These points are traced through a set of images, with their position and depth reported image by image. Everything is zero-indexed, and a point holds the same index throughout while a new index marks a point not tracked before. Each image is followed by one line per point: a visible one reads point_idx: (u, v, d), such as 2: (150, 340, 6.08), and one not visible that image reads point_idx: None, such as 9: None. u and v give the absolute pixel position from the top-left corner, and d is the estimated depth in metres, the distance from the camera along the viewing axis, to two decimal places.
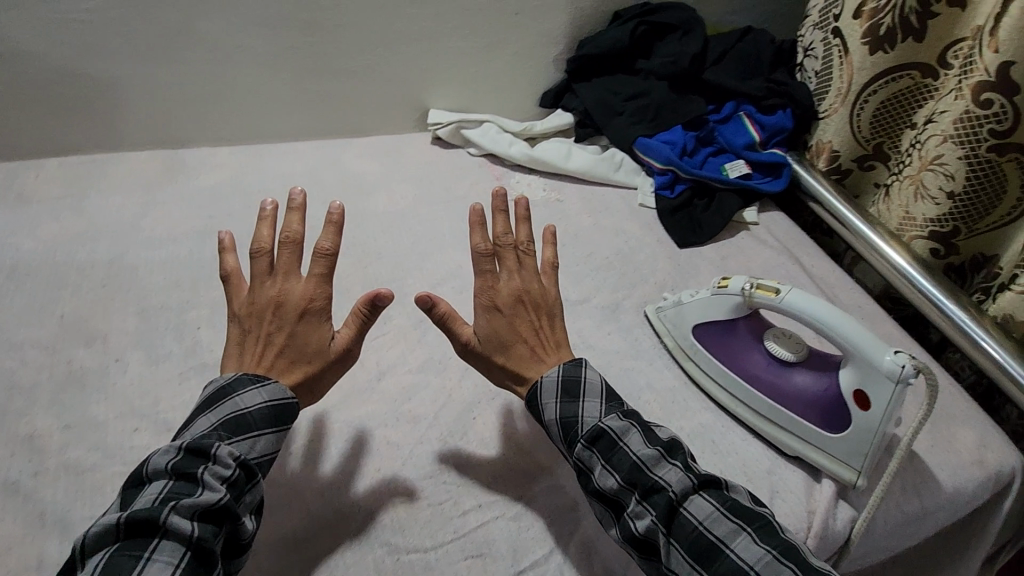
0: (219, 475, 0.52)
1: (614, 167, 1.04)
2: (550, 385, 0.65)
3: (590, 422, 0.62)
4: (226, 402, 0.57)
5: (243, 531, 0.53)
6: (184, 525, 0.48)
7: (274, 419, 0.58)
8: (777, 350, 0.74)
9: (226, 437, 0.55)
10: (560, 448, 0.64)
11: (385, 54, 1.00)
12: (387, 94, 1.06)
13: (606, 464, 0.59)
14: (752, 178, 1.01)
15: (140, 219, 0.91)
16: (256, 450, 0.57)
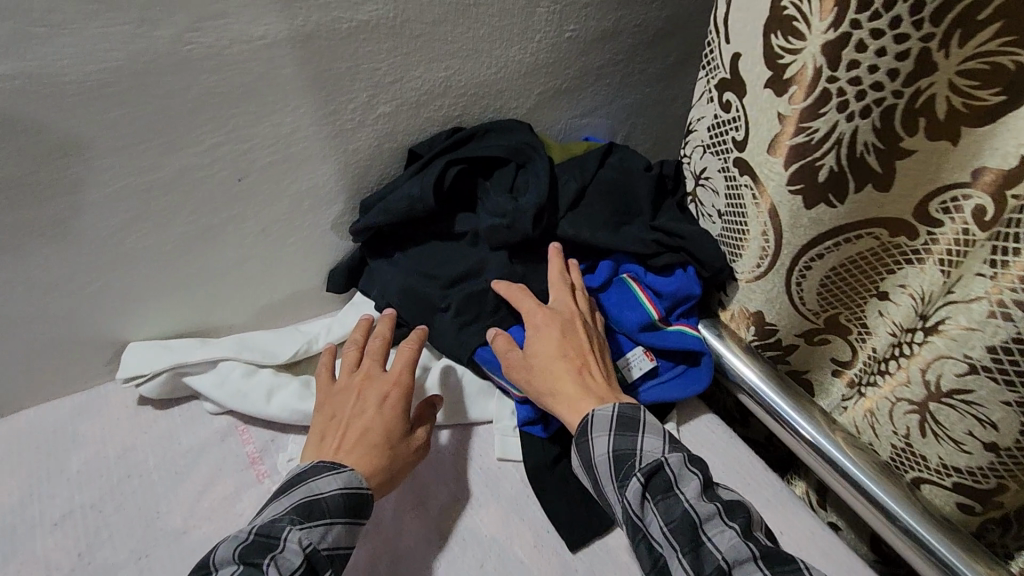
0: (282, 567, 0.46)
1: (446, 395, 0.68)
2: (601, 418, 0.57)
3: (649, 456, 0.54)
4: (305, 488, 0.52)
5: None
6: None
7: (348, 510, 0.52)
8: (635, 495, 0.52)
9: (299, 523, 0.49)
10: (608, 490, 0.55)
11: (86, 258, 0.61)
12: (39, 351, 0.64)
13: (655, 509, 0.51)
14: (656, 375, 0.69)
15: None
16: (327, 540, 0.50)
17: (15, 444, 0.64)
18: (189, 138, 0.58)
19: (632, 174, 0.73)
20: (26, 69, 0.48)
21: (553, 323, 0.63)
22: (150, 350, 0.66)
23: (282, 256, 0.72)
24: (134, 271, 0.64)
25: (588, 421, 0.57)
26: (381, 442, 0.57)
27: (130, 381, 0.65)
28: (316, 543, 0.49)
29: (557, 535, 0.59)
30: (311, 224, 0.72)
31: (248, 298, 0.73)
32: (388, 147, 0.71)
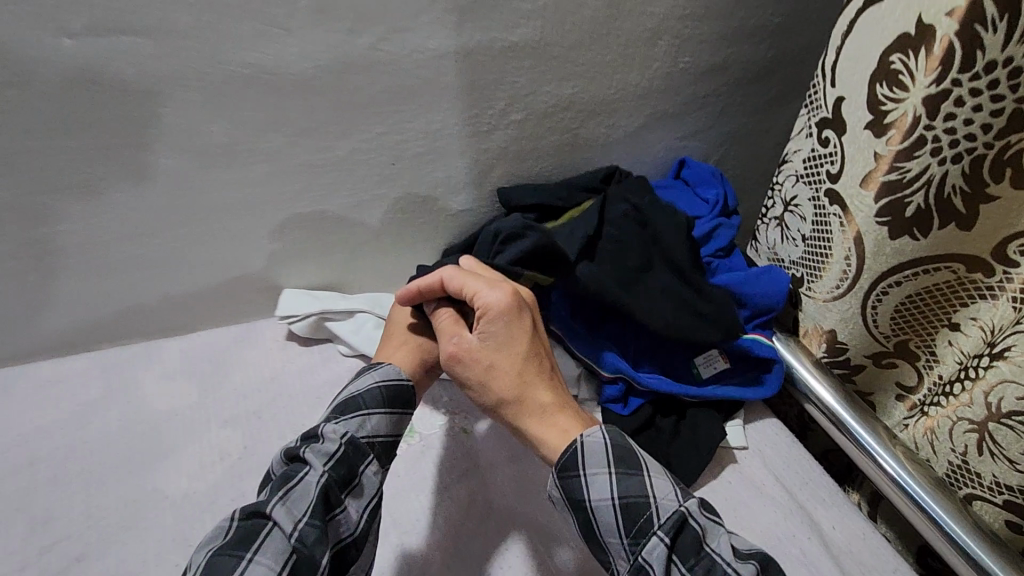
0: (321, 453, 0.55)
1: None
2: (592, 443, 0.58)
3: (667, 507, 0.54)
4: (343, 393, 0.62)
5: (347, 517, 0.55)
6: (287, 522, 0.50)
7: (386, 402, 0.62)
8: (657, 557, 0.52)
9: (337, 417, 0.59)
10: (609, 541, 0.55)
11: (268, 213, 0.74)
12: (212, 286, 0.77)
13: (684, 573, 0.52)
14: (728, 376, 0.76)
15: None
16: (367, 427, 0.60)
17: (188, 359, 0.77)
18: (363, 124, 0.70)
19: (653, 221, 0.77)
20: (261, 60, 0.61)
21: (519, 315, 0.63)
22: (305, 296, 0.79)
23: (409, 231, 0.84)
24: (297, 229, 0.77)
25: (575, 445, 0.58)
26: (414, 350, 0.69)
27: (287, 321, 0.78)
28: (355, 430, 0.59)
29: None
30: (438, 207, 0.83)
31: (376, 264, 0.85)
32: (513, 148, 0.81)
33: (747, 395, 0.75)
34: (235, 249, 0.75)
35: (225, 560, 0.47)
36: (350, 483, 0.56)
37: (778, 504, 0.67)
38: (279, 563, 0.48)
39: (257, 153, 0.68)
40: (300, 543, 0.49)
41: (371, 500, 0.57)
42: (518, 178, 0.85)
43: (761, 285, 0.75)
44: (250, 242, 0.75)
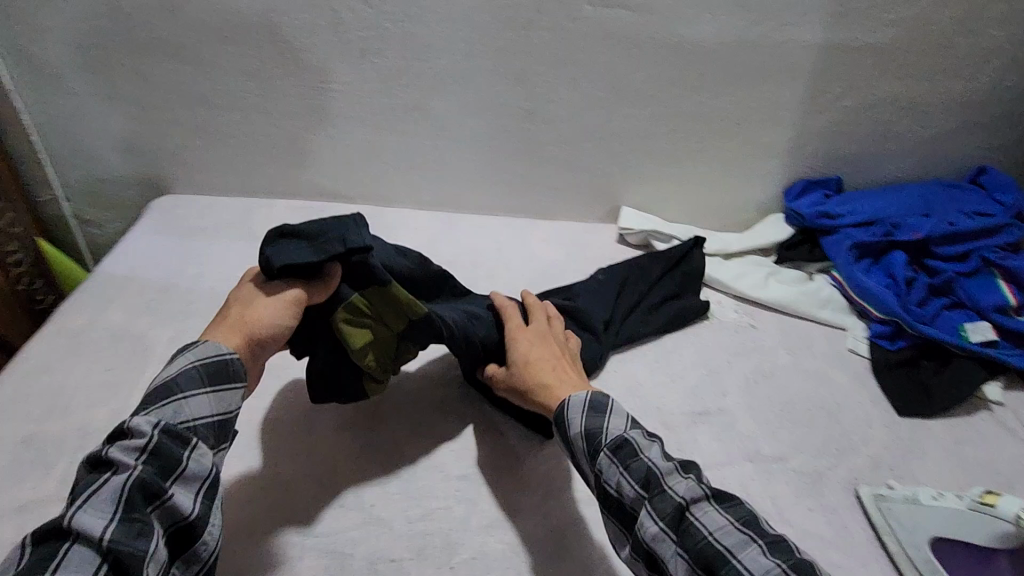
0: (132, 450, 0.52)
1: (819, 302, 0.96)
2: (575, 404, 0.65)
3: (614, 433, 0.63)
4: (167, 367, 0.58)
5: (178, 509, 0.52)
6: (96, 529, 0.47)
7: (210, 376, 0.58)
8: (604, 468, 0.61)
9: (150, 408, 0.55)
10: (585, 465, 0.64)
11: (644, 143, 1.03)
12: (579, 191, 1.08)
13: (623, 470, 0.60)
14: (996, 347, 0.88)
15: (438, 245, 1.04)
16: (184, 412, 0.56)
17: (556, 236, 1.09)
18: (736, 87, 0.97)
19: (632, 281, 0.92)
20: (696, 32, 0.91)
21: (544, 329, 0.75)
22: (640, 217, 1.09)
23: (726, 181, 1.08)
24: (653, 160, 1.05)
25: (562, 408, 0.65)
26: (251, 330, 0.62)
27: (624, 231, 1.08)
28: (168, 419, 0.55)
29: (889, 402, 0.84)
30: (757, 166, 1.06)
31: (690, 200, 1.11)
32: (833, 129, 1.02)
33: (1008, 364, 0.87)
34: (611, 163, 1.05)
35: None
36: (175, 472, 0.53)
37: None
38: (90, 568, 0.46)
39: (663, 93, 0.97)
40: (113, 543, 0.47)
41: (201, 483, 0.54)
42: (826, 155, 1.05)
43: None
44: (622, 160, 1.05)
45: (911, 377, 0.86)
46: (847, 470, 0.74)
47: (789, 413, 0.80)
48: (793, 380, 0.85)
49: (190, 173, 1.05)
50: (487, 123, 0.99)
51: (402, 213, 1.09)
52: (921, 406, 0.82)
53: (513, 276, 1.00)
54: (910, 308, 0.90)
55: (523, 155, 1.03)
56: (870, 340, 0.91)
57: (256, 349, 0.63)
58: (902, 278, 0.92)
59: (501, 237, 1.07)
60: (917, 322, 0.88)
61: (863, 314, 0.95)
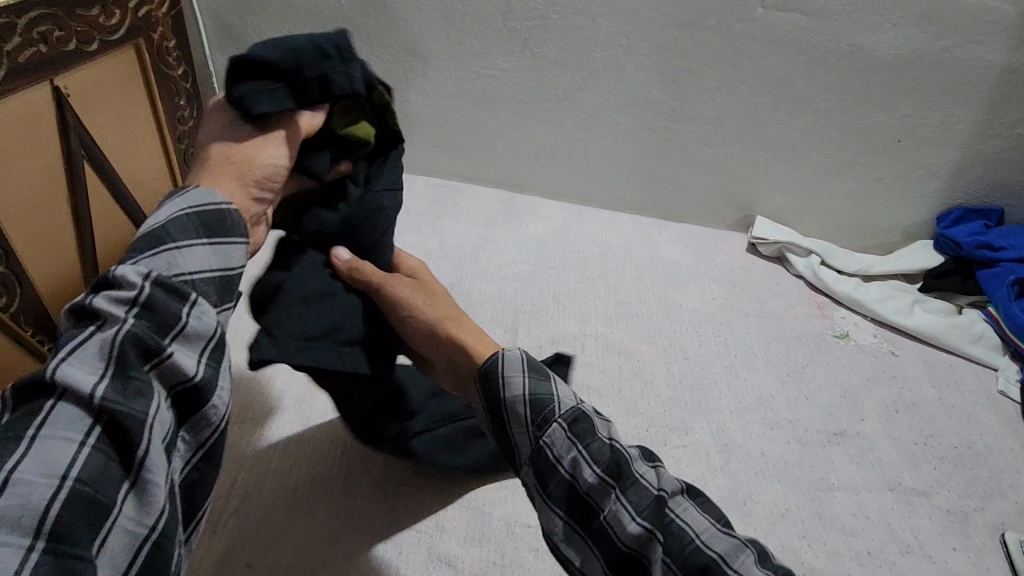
0: (122, 301, 0.37)
1: (970, 337, 0.90)
2: (514, 359, 0.52)
3: (567, 402, 0.50)
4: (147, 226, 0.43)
5: (182, 369, 0.38)
6: (83, 381, 0.34)
7: (204, 225, 0.44)
8: (559, 444, 0.48)
9: (133, 256, 0.40)
10: (518, 432, 0.50)
11: (789, 152, 1.00)
12: (712, 195, 1.07)
13: (581, 452, 0.47)
14: None
15: (565, 233, 1.06)
16: (178, 265, 0.41)
17: (683, 237, 1.08)
18: (901, 102, 0.92)
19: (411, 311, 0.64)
20: (866, 42, 0.88)
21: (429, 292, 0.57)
22: (774, 228, 1.05)
23: (873, 199, 1.03)
24: (796, 170, 1.02)
25: (495, 362, 0.51)
26: (249, 175, 0.49)
27: (756, 240, 1.04)
28: (162, 272, 0.40)
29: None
30: (909, 187, 1.01)
31: (828, 216, 1.06)
32: (1004, 155, 0.95)
33: None
34: (749, 170, 1.03)
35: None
36: (177, 317, 0.39)
37: None
38: (81, 433, 0.33)
39: (819, 102, 0.94)
40: (112, 403, 0.34)
41: (205, 343, 0.40)
42: (992, 181, 0.98)
43: None
44: (763, 168, 1.03)
45: None
46: (999, 514, 0.69)
47: (933, 447, 0.76)
48: (938, 414, 0.80)
49: None
50: (631, 119, 1.00)
51: (530, 199, 1.12)
52: None
53: (638, 271, 1.00)
54: None
55: (661, 154, 1.04)
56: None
57: (256, 194, 0.50)
58: None
59: (627, 233, 1.07)
60: None
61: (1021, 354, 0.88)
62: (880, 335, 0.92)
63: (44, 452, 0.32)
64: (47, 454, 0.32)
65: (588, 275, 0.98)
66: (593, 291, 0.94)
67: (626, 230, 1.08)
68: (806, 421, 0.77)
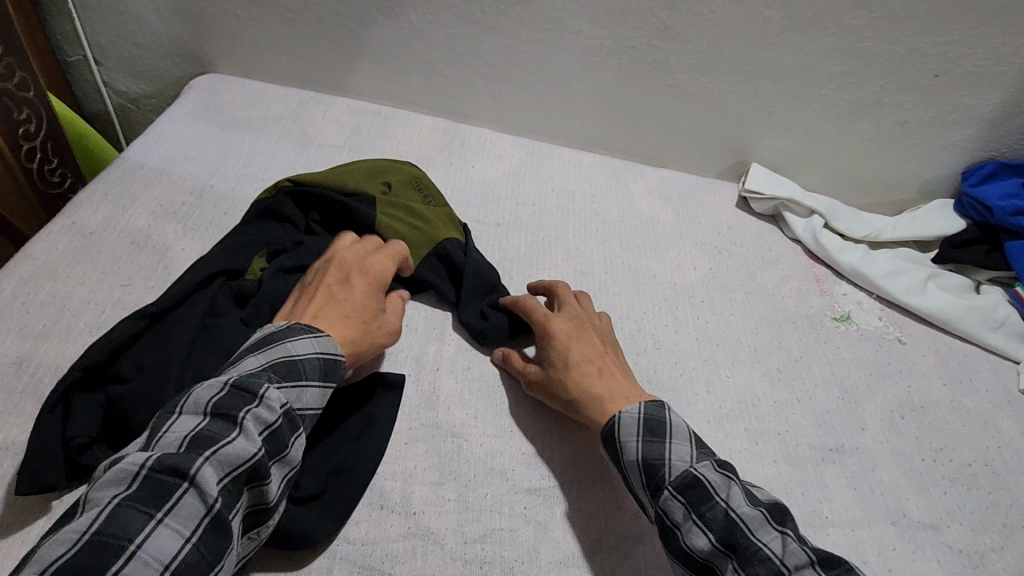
0: (260, 421, 0.45)
1: (992, 323, 0.76)
2: (629, 423, 0.52)
3: (682, 466, 0.49)
4: (280, 348, 0.49)
5: (266, 496, 0.45)
6: (211, 487, 0.41)
7: (322, 373, 0.50)
8: (671, 509, 0.48)
9: (274, 379, 0.47)
10: (640, 492, 0.51)
11: (799, 84, 0.80)
12: (699, 134, 0.87)
13: (696, 520, 0.47)
14: None
15: (517, 177, 0.85)
16: (298, 400, 0.49)
17: (662, 185, 0.89)
18: (948, 24, 0.72)
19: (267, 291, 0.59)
20: None
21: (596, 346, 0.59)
22: (773, 179, 0.87)
23: (894, 148, 0.85)
24: (804, 109, 0.82)
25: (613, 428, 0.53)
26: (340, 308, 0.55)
27: (749, 194, 0.86)
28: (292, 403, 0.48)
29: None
30: (939, 134, 0.82)
31: (836, 166, 0.88)
32: None
33: None
34: (748, 106, 0.83)
35: (133, 515, 0.38)
36: (280, 453, 0.46)
37: None
38: (190, 529, 0.40)
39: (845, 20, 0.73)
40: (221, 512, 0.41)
41: (291, 471, 0.47)
42: None
43: None
44: (764, 104, 0.83)
45: None
46: (1015, 554, 0.57)
47: (942, 465, 0.63)
48: (948, 422, 0.67)
49: (242, 52, 0.89)
50: (607, 32, 0.78)
51: (476, 132, 0.90)
52: None
53: (604, 228, 0.81)
54: None
55: (642, 81, 0.82)
56: None
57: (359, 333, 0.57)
58: None
59: (594, 179, 0.87)
60: None
61: None
62: (888, 316, 0.77)
63: (157, 538, 0.38)
64: (160, 542, 0.38)
65: (543, 234, 0.79)
66: (547, 255, 0.76)
67: (592, 176, 0.88)
68: (794, 431, 0.63)
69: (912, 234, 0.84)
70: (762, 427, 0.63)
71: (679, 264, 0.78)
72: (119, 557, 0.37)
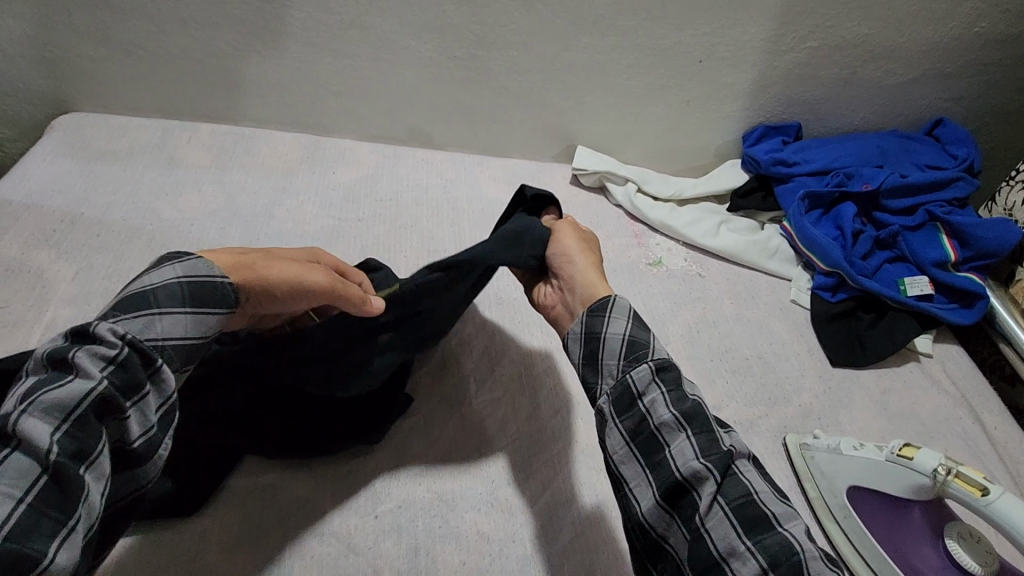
0: (98, 358, 0.39)
1: (768, 253, 0.95)
2: (621, 303, 0.54)
3: (661, 353, 0.52)
4: (133, 283, 0.44)
5: (128, 433, 0.40)
6: (40, 436, 0.35)
7: (186, 298, 0.44)
8: (637, 377, 0.50)
9: (116, 315, 0.42)
10: (607, 364, 0.52)
11: (599, 79, 0.96)
12: (531, 127, 1.03)
13: (663, 394, 0.49)
14: (930, 300, 0.89)
15: (377, 178, 0.97)
16: (153, 330, 0.43)
17: (506, 173, 1.03)
18: (696, 22, 0.91)
19: None
20: None
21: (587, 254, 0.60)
22: (595, 158, 1.03)
23: (686, 123, 1.03)
24: (608, 96, 0.99)
25: (607, 300, 0.54)
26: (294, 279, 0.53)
27: (577, 171, 1.02)
28: (140, 333, 0.42)
29: (824, 354, 0.84)
30: (717, 107, 1.02)
31: (647, 142, 1.06)
32: (796, 71, 0.98)
33: (931, 321, 0.89)
34: (564, 99, 0.99)
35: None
36: (139, 390, 0.40)
37: (960, 404, 0.81)
38: (21, 488, 0.34)
39: (621, 22, 0.90)
40: (61, 460, 0.35)
41: (165, 403, 0.42)
42: (789, 97, 1.01)
43: (990, 239, 0.88)
44: (576, 96, 0.99)
45: (846, 332, 0.86)
46: (776, 419, 0.75)
47: (725, 363, 0.80)
48: (731, 331, 0.85)
49: (104, 91, 0.95)
50: (432, 48, 0.91)
51: (337, 143, 1.01)
52: (848, 354, 0.83)
53: (454, 212, 0.94)
54: (853, 262, 0.89)
55: (472, 85, 0.96)
56: (812, 296, 0.91)
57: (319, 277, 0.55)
58: (848, 231, 0.91)
59: (446, 173, 1.00)
60: (852, 280, 0.88)
61: (808, 265, 0.94)
62: (689, 258, 0.95)
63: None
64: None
65: (401, 223, 0.90)
66: (404, 240, 0.88)
67: (443, 170, 1.01)
68: None
69: (708, 191, 1.03)
70: None
71: None
72: None
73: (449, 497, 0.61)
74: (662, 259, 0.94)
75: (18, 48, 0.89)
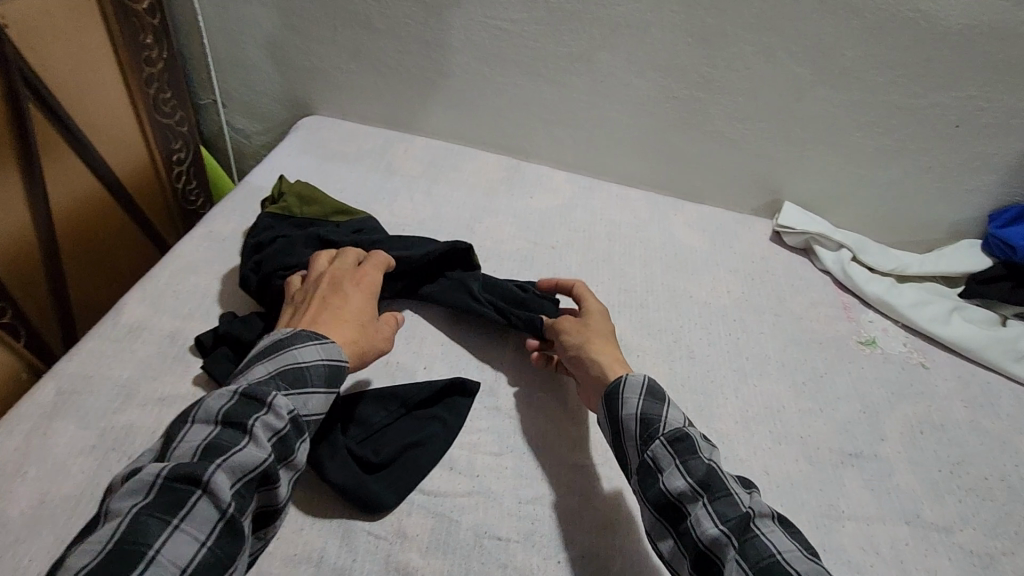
0: (269, 428, 0.50)
1: (1013, 353, 0.81)
2: (634, 383, 0.58)
3: (675, 425, 0.55)
4: (286, 357, 0.55)
5: (274, 497, 0.50)
6: (223, 492, 0.46)
7: (326, 380, 0.56)
8: (663, 458, 0.53)
9: (284, 388, 0.54)
10: (628, 444, 0.56)
11: (827, 134, 0.89)
12: (736, 176, 0.97)
13: (679, 465, 0.52)
14: None
15: (570, 207, 0.97)
16: (307, 405, 0.55)
17: (701, 219, 0.99)
18: (962, 83, 0.80)
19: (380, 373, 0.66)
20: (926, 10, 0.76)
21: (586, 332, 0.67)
22: (805, 216, 0.95)
23: (919, 192, 0.92)
24: (833, 153, 0.91)
25: (618, 383, 0.58)
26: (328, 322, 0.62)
27: (782, 228, 0.94)
28: (299, 410, 0.54)
29: None
30: (963, 179, 0.89)
31: (865, 207, 0.96)
32: None
33: None
34: (781, 151, 0.93)
35: (154, 526, 0.43)
36: (290, 458, 0.51)
37: None
38: (204, 534, 0.44)
39: (870, 77, 0.82)
40: (235, 515, 0.46)
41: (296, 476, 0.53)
42: None
43: None
44: (795, 149, 0.92)
45: None
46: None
47: (956, 477, 0.68)
48: (965, 440, 0.72)
49: (343, 99, 1.05)
50: (652, 85, 0.90)
51: (536, 169, 1.03)
52: None
53: (646, 252, 0.91)
54: None
55: (685, 127, 0.93)
56: None
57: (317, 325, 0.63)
58: None
59: (639, 212, 0.98)
60: None
61: None
62: (911, 344, 0.83)
63: (174, 544, 0.43)
64: (178, 548, 0.43)
65: (592, 256, 0.89)
66: (596, 273, 0.87)
67: (636, 208, 0.99)
68: (814, 435, 0.70)
69: (938, 270, 0.90)
70: (785, 429, 0.70)
71: (714, 289, 0.87)
72: (140, 564, 0.41)
73: (635, 559, 0.57)
74: (877, 339, 0.83)
75: (284, 56, 1.01)
